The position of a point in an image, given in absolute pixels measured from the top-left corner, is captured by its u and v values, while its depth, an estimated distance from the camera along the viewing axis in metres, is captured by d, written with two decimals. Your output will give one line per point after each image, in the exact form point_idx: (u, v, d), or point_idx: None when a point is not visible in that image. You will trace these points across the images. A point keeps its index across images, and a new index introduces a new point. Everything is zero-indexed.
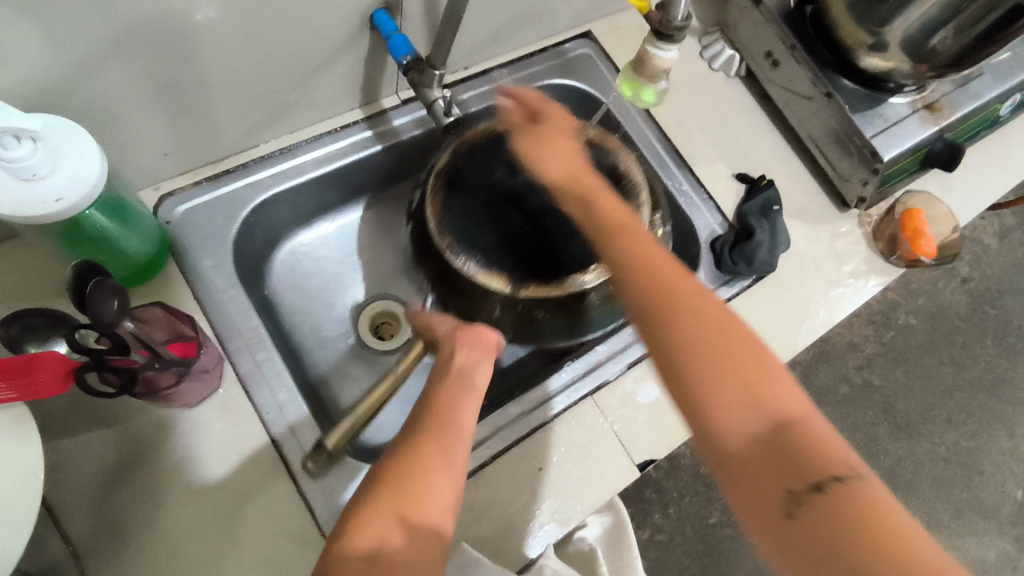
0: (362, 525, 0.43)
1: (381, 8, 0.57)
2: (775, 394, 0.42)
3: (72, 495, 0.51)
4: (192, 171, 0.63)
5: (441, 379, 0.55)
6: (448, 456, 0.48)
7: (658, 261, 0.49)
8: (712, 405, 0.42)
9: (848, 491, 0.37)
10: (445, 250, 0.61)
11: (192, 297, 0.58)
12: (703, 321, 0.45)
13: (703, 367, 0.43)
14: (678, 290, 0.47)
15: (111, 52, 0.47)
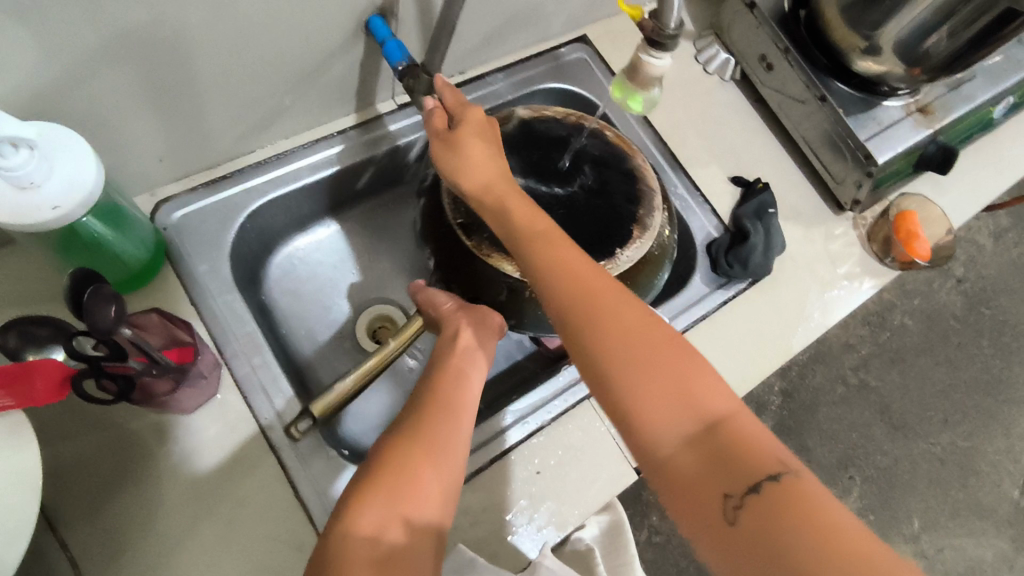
0: (364, 510, 0.44)
1: (377, 13, 0.58)
2: (706, 396, 0.43)
3: (70, 502, 0.50)
4: (188, 177, 0.63)
5: (443, 360, 0.55)
6: (447, 443, 0.49)
7: (581, 273, 0.49)
8: (647, 420, 0.43)
9: (779, 489, 0.38)
10: (457, 225, 0.59)
11: (188, 302, 0.58)
12: (628, 333, 0.46)
13: (634, 381, 0.44)
14: (604, 301, 0.47)
15: (106, 59, 0.47)
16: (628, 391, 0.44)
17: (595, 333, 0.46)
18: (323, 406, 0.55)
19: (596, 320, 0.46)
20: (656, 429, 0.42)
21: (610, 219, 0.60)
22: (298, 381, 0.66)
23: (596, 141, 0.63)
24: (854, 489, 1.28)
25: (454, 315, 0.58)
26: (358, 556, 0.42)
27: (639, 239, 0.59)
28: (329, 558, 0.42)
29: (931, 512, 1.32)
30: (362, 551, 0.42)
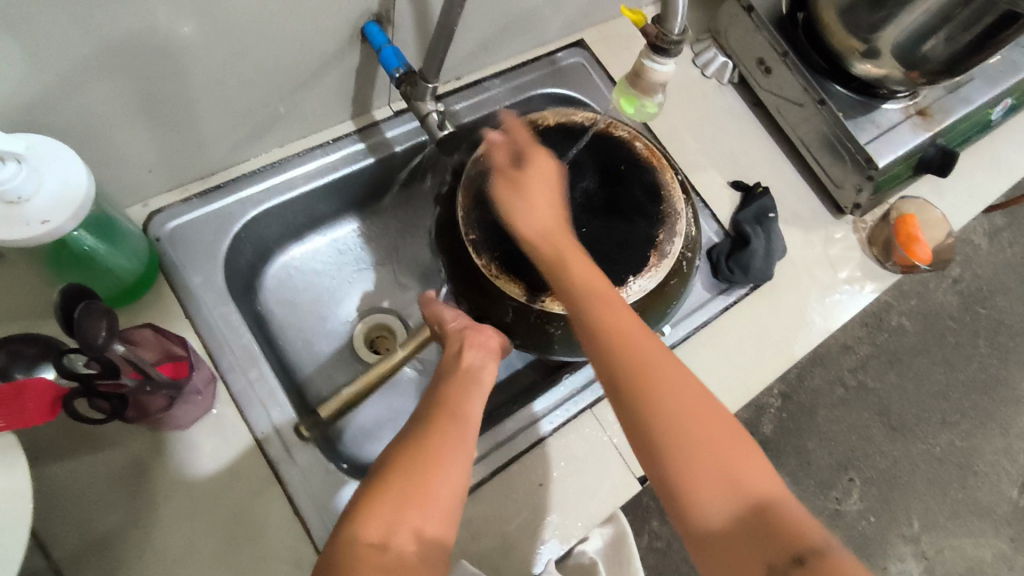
0: (374, 515, 0.43)
1: (373, 20, 0.57)
2: (753, 472, 0.46)
3: (60, 522, 0.49)
4: (180, 188, 0.62)
5: (448, 373, 0.54)
6: (456, 451, 0.48)
7: (633, 337, 0.49)
8: (698, 493, 0.45)
9: (824, 567, 0.41)
10: (468, 244, 0.56)
11: (182, 315, 0.57)
12: (686, 405, 0.47)
13: (688, 454, 0.46)
14: (656, 368, 0.48)
15: (95, 70, 0.46)
16: (686, 463, 0.46)
17: (655, 403, 0.47)
18: (331, 408, 0.60)
19: (657, 389, 0.48)
20: (708, 503, 0.45)
21: (624, 241, 0.57)
22: (296, 394, 0.65)
23: (624, 153, 0.59)
24: (854, 491, 1.28)
25: (461, 333, 0.57)
26: (364, 562, 0.41)
27: (654, 268, 0.57)
28: (335, 562, 0.41)
29: (931, 513, 1.31)
30: (369, 552, 0.41)
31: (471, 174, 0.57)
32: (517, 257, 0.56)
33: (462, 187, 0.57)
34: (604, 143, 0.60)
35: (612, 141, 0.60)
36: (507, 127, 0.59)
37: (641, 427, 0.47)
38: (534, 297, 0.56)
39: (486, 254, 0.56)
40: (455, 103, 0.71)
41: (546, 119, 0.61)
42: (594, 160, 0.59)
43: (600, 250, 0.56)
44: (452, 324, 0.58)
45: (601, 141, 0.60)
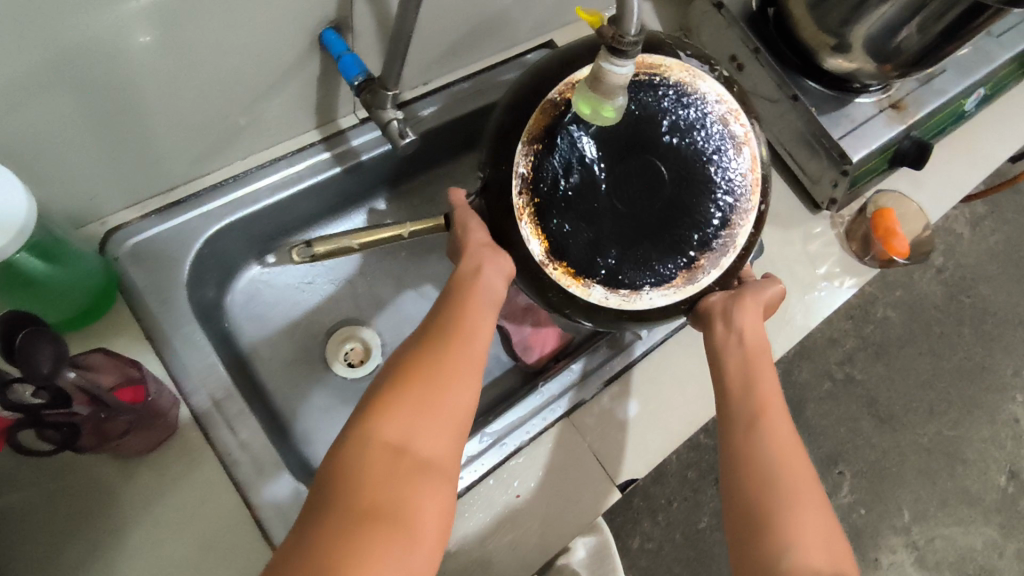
0: (394, 415, 0.42)
1: (330, 27, 0.55)
2: (842, 548, 0.46)
3: (17, 556, 0.48)
4: (139, 205, 0.60)
5: (462, 283, 0.50)
6: (471, 362, 0.46)
7: (775, 412, 0.50)
8: (789, 534, 0.45)
9: None
10: (521, 175, 0.48)
11: (145, 336, 0.55)
12: (802, 464, 0.48)
13: (793, 516, 0.45)
14: (787, 442, 0.49)
15: (39, 87, 0.44)
16: (782, 508, 0.46)
17: (769, 445, 0.48)
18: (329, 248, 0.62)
19: (781, 439, 0.49)
20: (800, 547, 0.44)
21: (663, 248, 0.49)
22: (268, 412, 0.63)
23: (729, 153, 0.50)
24: (845, 484, 1.29)
25: (478, 249, 0.51)
26: (379, 464, 0.40)
27: (678, 287, 0.50)
28: (347, 471, 0.40)
29: (922, 503, 1.31)
30: (385, 454, 0.40)
31: (556, 97, 0.48)
32: (555, 212, 0.48)
33: (540, 103, 0.48)
34: (715, 132, 0.50)
35: (722, 137, 0.50)
36: None
37: (751, 461, 0.48)
38: (550, 265, 0.49)
39: (528, 195, 0.48)
40: (422, 109, 0.70)
41: (670, 70, 0.49)
42: (692, 144, 0.49)
43: (638, 245, 0.49)
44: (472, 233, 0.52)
45: (713, 127, 0.50)
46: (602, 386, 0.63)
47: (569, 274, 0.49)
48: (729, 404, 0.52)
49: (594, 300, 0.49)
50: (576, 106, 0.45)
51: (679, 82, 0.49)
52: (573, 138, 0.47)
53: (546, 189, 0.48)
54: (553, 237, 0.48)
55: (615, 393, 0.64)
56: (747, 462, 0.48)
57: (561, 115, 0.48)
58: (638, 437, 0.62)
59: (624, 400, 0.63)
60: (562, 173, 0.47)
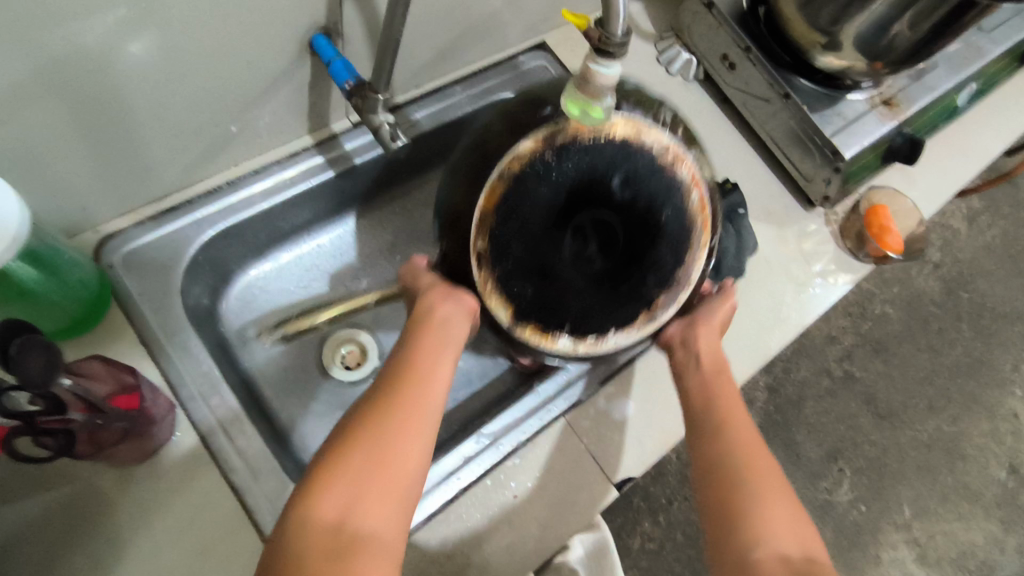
0: (342, 480, 0.42)
1: (320, 32, 0.55)
2: (812, 537, 0.46)
3: (13, 565, 0.48)
4: (132, 212, 0.60)
5: (418, 328, 0.51)
6: (421, 414, 0.46)
7: (733, 407, 0.53)
8: (755, 525, 0.46)
9: None
10: (478, 252, 0.51)
11: (140, 344, 0.56)
12: (764, 460, 0.49)
13: (754, 498, 0.47)
14: (745, 433, 0.51)
15: (30, 97, 0.44)
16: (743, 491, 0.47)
17: (727, 435, 0.51)
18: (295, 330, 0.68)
19: (741, 433, 0.51)
20: (766, 539, 0.45)
21: (621, 299, 0.53)
22: (265, 418, 0.63)
23: (677, 199, 0.53)
24: (845, 482, 1.28)
25: (432, 287, 0.55)
26: (319, 544, 0.39)
27: (640, 328, 0.53)
28: (288, 546, 0.39)
29: (922, 499, 1.31)
30: (324, 531, 0.40)
31: (502, 172, 0.51)
32: (515, 278, 0.52)
33: (489, 181, 0.51)
34: (661, 183, 0.52)
35: (668, 181, 0.52)
36: (561, 126, 0.51)
37: (713, 456, 0.50)
38: (518, 324, 0.52)
39: (486, 268, 0.52)
40: (415, 112, 0.70)
41: (614, 128, 0.51)
42: (640, 200, 0.52)
43: (594, 298, 0.53)
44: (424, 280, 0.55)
45: (661, 179, 0.52)
46: (597, 387, 0.64)
47: (536, 330, 0.52)
48: (691, 405, 0.55)
49: (562, 349, 0.53)
50: (565, 107, 0.45)
51: (625, 139, 0.51)
52: (523, 211, 0.51)
53: (504, 261, 0.51)
54: (515, 299, 0.52)
55: (610, 394, 0.64)
56: (707, 451, 0.51)
57: (511, 189, 0.51)
58: (633, 436, 0.62)
59: (620, 400, 0.63)
60: (517, 245, 0.51)
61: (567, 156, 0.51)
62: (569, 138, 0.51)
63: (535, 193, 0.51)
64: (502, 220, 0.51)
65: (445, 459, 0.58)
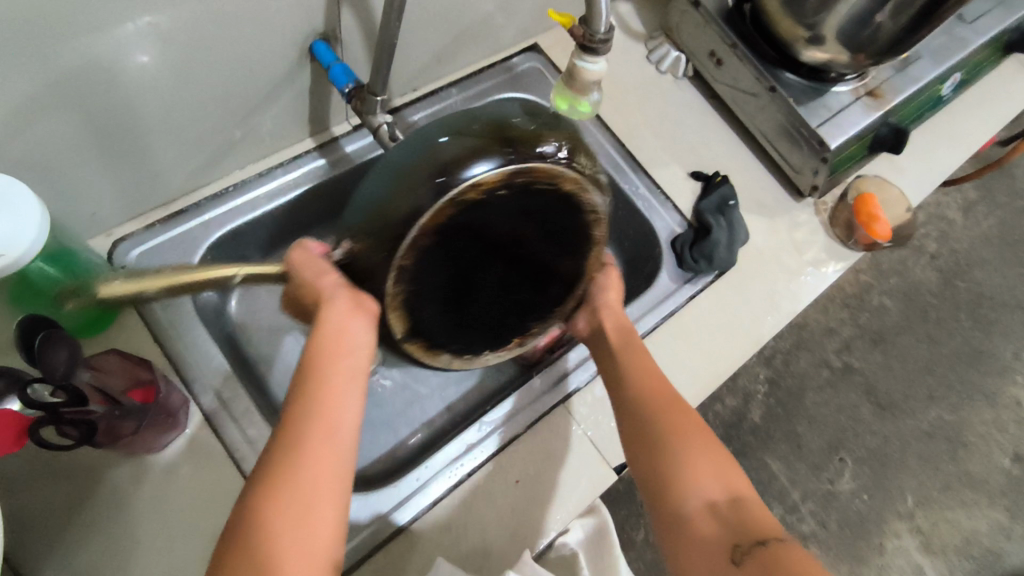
0: (265, 544, 0.38)
1: (320, 39, 0.58)
2: (737, 475, 0.49)
3: (37, 554, 0.49)
4: (141, 216, 0.63)
5: (318, 361, 0.46)
6: (334, 470, 0.42)
7: (648, 368, 0.56)
8: (683, 479, 0.48)
9: (785, 549, 0.43)
10: (398, 270, 0.48)
11: (155, 342, 0.58)
12: (682, 411, 0.53)
13: (677, 453, 0.50)
14: (663, 390, 0.54)
15: (44, 108, 0.47)
16: (667, 448, 0.50)
17: (645, 395, 0.54)
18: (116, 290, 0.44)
19: (658, 390, 0.54)
20: (692, 491, 0.48)
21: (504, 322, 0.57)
22: (273, 413, 0.65)
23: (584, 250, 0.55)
24: (847, 471, 1.29)
25: (335, 295, 0.48)
26: None
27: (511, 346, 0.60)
28: None
29: (925, 488, 1.32)
30: None
31: (454, 199, 0.45)
32: (420, 303, 0.52)
33: (435, 203, 0.45)
34: (578, 241, 0.54)
35: (579, 236, 0.54)
36: (526, 168, 0.46)
37: (636, 419, 0.53)
38: (408, 339, 0.54)
39: (399, 285, 0.49)
40: (412, 114, 0.72)
41: (562, 184, 0.49)
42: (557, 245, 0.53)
43: (484, 326, 0.56)
44: (325, 283, 0.48)
45: (577, 233, 0.53)
46: (594, 374, 0.66)
47: (421, 347, 0.55)
48: (612, 378, 0.57)
49: (442, 363, 0.58)
50: (554, 104, 0.51)
51: (567, 196, 0.50)
52: (455, 241, 0.48)
53: (412, 283, 0.50)
54: (414, 318, 0.53)
55: None
56: (634, 418, 0.53)
57: (454, 220, 0.47)
58: None
59: None
60: (436, 272, 0.50)
61: (514, 196, 0.47)
62: (526, 180, 0.47)
63: (471, 226, 0.48)
64: (432, 246, 0.48)
65: (448, 448, 0.61)
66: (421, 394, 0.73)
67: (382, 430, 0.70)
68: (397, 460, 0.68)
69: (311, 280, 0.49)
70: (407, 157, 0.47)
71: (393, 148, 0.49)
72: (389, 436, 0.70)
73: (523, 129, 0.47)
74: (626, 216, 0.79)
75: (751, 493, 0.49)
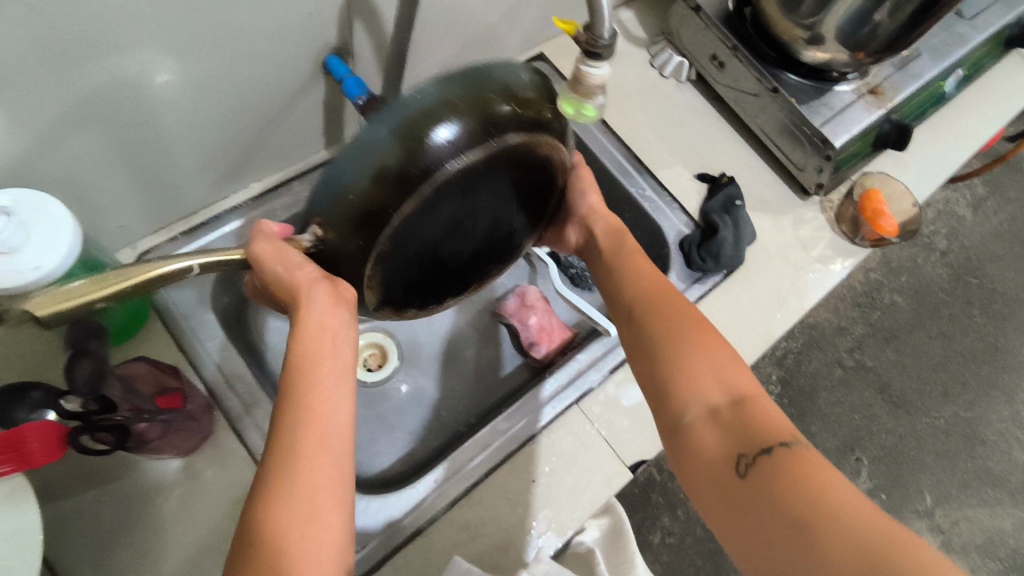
0: (278, 546, 0.38)
1: (332, 53, 0.60)
2: (742, 376, 0.47)
3: (71, 555, 0.51)
4: (165, 229, 0.65)
5: (304, 366, 0.44)
6: (334, 479, 0.41)
7: (653, 279, 0.55)
8: (684, 387, 0.47)
9: (792, 454, 0.41)
10: (375, 254, 0.46)
11: (179, 350, 0.60)
12: (685, 315, 0.51)
13: (680, 360, 0.48)
14: (669, 298, 0.53)
15: (74, 126, 0.49)
16: (674, 357, 0.49)
17: (649, 307, 0.52)
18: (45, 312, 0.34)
19: (662, 301, 0.53)
20: (695, 398, 0.46)
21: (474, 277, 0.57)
22: None
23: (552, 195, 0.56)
24: (863, 471, 1.28)
25: (313, 289, 0.45)
26: None
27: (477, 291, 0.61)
28: None
29: (943, 486, 1.31)
30: None
31: (434, 182, 0.43)
32: (394, 281, 0.50)
33: (417, 187, 0.43)
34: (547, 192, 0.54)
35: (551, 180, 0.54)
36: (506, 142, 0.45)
37: (639, 330, 0.52)
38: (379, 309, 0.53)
39: (375, 267, 0.47)
40: None
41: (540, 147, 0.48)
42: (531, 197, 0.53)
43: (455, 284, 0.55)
44: (303, 276, 0.45)
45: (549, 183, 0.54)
46: (606, 374, 0.67)
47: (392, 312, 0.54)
48: (615, 292, 0.56)
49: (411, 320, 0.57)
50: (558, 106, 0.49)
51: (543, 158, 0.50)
52: (434, 220, 0.47)
53: (388, 264, 0.48)
54: (386, 290, 0.51)
55: (619, 380, 0.67)
56: (637, 329, 0.52)
57: (433, 202, 0.45)
58: (643, 420, 0.65)
59: (628, 387, 0.66)
60: (415, 248, 0.48)
61: (493, 170, 0.46)
62: (506, 152, 0.46)
63: (451, 206, 0.47)
64: (412, 229, 0.46)
65: (464, 447, 0.62)
66: (435, 397, 0.75)
67: (399, 433, 0.72)
68: (415, 462, 0.69)
69: (285, 276, 0.45)
70: (390, 144, 0.43)
71: (364, 125, 0.45)
72: (407, 438, 0.71)
73: (502, 95, 0.45)
74: (633, 219, 0.80)
75: (759, 393, 0.46)
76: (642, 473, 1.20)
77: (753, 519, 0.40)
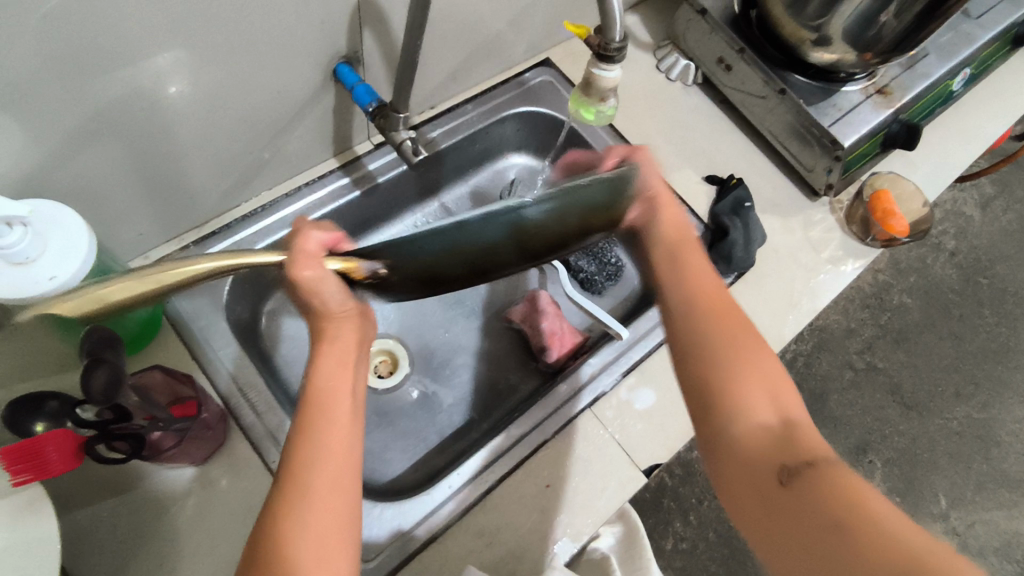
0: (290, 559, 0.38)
1: (343, 61, 0.60)
2: (788, 396, 0.47)
3: (87, 566, 0.51)
4: (177, 239, 0.66)
5: (327, 387, 0.45)
6: (348, 497, 0.42)
7: (707, 286, 0.53)
8: (732, 394, 0.46)
9: (836, 469, 0.41)
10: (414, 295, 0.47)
11: (192, 359, 0.60)
12: (734, 325, 0.50)
13: (727, 367, 0.48)
14: (722, 307, 0.52)
15: (90, 138, 0.49)
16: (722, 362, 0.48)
17: (702, 313, 0.51)
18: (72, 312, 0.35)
19: (715, 307, 0.52)
20: (744, 407, 0.46)
21: None
22: None
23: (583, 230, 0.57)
24: (876, 474, 1.27)
25: (346, 325, 0.48)
26: None
27: None
28: None
29: (957, 488, 1.30)
30: None
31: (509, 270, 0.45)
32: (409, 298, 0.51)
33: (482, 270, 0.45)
34: None
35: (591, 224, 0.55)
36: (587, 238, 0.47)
37: (689, 332, 0.50)
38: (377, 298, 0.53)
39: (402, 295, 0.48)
40: (431, 130, 0.75)
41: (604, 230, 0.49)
42: None
43: None
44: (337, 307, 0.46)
45: None
46: (618, 378, 0.67)
47: None
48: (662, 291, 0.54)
49: None
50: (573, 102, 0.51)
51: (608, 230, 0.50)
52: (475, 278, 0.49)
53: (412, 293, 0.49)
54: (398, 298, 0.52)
55: (631, 385, 0.67)
56: (685, 330, 0.51)
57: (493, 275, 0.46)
58: (657, 424, 0.64)
59: (641, 390, 0.66)
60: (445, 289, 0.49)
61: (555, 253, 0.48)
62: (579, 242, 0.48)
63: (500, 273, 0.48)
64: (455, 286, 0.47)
65: (478, 453, 0.62)
66: (446, 404, 0.74)
67: (411, 440, 0.71)
68: (428, 469, 0.69)
69: (326, 303, 0.46)
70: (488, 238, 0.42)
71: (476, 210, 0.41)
72: (419, 445, 0.71)
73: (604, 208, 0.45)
74: None
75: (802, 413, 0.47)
76: (654, 478, 1.19)
77: (793, 526, 0.40)
